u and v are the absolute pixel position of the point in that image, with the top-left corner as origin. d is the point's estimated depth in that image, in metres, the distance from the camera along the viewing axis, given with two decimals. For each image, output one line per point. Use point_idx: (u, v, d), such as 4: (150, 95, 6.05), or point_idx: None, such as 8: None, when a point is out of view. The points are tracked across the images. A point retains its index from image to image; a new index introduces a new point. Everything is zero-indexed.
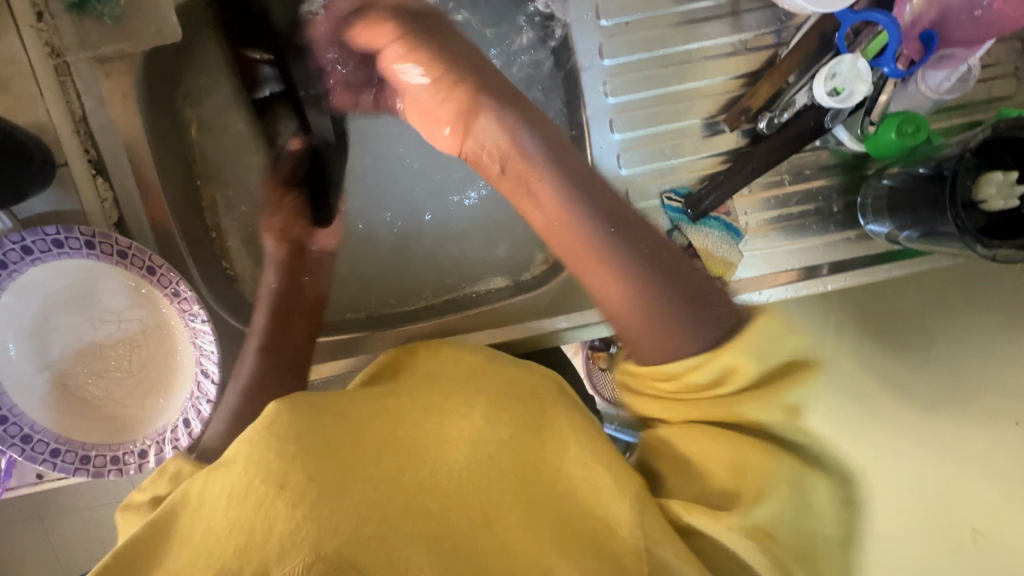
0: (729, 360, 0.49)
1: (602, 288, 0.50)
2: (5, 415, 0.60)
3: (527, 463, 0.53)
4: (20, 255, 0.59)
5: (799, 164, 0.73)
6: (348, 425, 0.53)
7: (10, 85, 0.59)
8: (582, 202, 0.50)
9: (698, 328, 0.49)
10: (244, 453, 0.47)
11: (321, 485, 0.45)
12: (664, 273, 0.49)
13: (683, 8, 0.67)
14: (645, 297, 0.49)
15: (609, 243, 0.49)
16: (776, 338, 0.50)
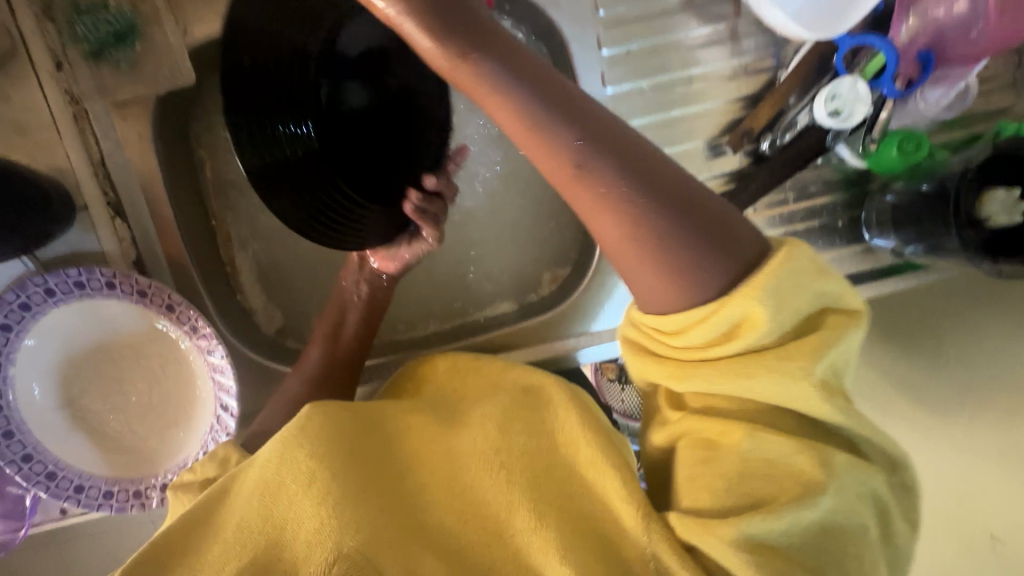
0: (741, 310, 0.42)
1: (590, 216, 0.43)
2: (29, 453, 0.61)
3: (537, 464, 0.54)
4: (44, 297, 0.61)
5: (802, 182, 0.73)
6: (372, 433, 0.56)
7: (31, 133, 0.60)
8: (554, 127, 0.42)
9: (701, 260, 0.43)
10: (278, 452, 0.51)
11: (343, 483, 0.50)
12: (658, 197, 0.42)
13: (683, 34, 0.68)
14: (638, 229, 0.42)
15: (587, 166, 0.42)
16: (796, 282, 0.43)
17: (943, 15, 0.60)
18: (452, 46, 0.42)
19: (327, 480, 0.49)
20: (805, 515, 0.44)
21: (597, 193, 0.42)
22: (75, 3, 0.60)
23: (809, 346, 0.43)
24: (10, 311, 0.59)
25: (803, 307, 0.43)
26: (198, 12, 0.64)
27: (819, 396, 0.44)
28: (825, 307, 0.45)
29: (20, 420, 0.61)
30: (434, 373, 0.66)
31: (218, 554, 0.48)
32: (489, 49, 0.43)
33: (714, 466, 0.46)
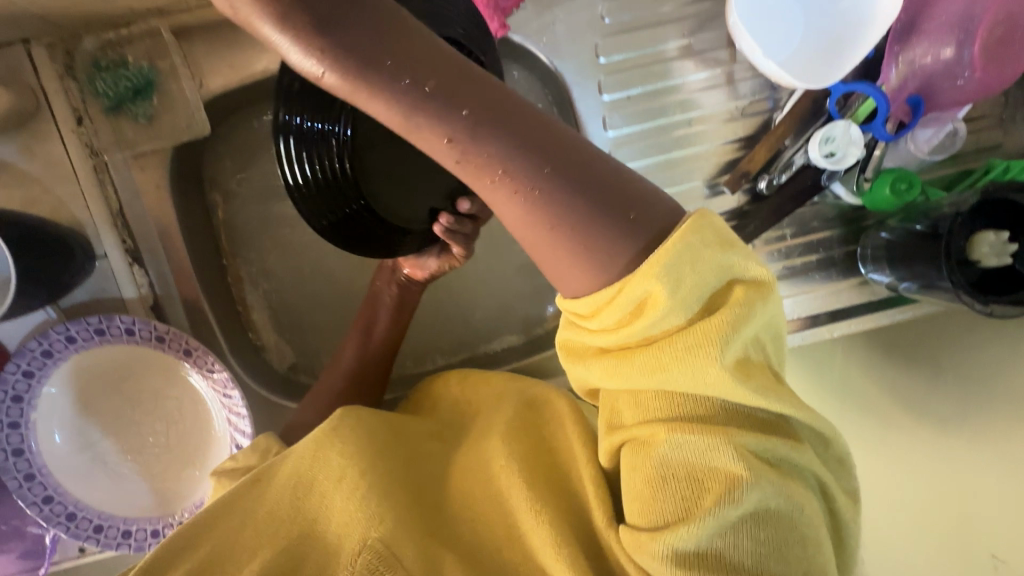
0: (641, 289, 0.41)
1: (496, 204, 0.41)
2: (50, 495, 0.63)
3: (540, 470, 0.55)
4: (64, 343, 0.63)
5: (802, 218, 0.75)
6: (397, 439, 0.59)
7: (52, 186, 0.62)
8: (434, 112, 0.36)
9: (611, 241, 0.41)
10: (313, 446, 0.54)
11: (371, 482, 0.53)
12: (552, 177, 0.40)
13: (681, 79, 0.70)
14: (533, 213, 0.41)
15: (481, 161, 0.39)
16: (695, 254, 0.41)
17: (932, 62, 0.63)
18: (319, 49, 0.33)
19: (355, 475, 0.53)
20: (730, 515, 0.43)
21: (486, 182, 0.40)
22: (97, 62, 0.64)
23: (718, 327, 0.41)
24: (33, 358, 0.62)
25: (707, 280, 0.41)
26: (213, 64, 0.66)
27: (734, 380, 0.43)
28: (733, 279, 0.43)
29: (41, 462, 0.63)
30: (450, 386, 0.69)
31: (250, 537, 0.52)
32: (350, 31, 0.34)
33: (637, 470, 0.46)
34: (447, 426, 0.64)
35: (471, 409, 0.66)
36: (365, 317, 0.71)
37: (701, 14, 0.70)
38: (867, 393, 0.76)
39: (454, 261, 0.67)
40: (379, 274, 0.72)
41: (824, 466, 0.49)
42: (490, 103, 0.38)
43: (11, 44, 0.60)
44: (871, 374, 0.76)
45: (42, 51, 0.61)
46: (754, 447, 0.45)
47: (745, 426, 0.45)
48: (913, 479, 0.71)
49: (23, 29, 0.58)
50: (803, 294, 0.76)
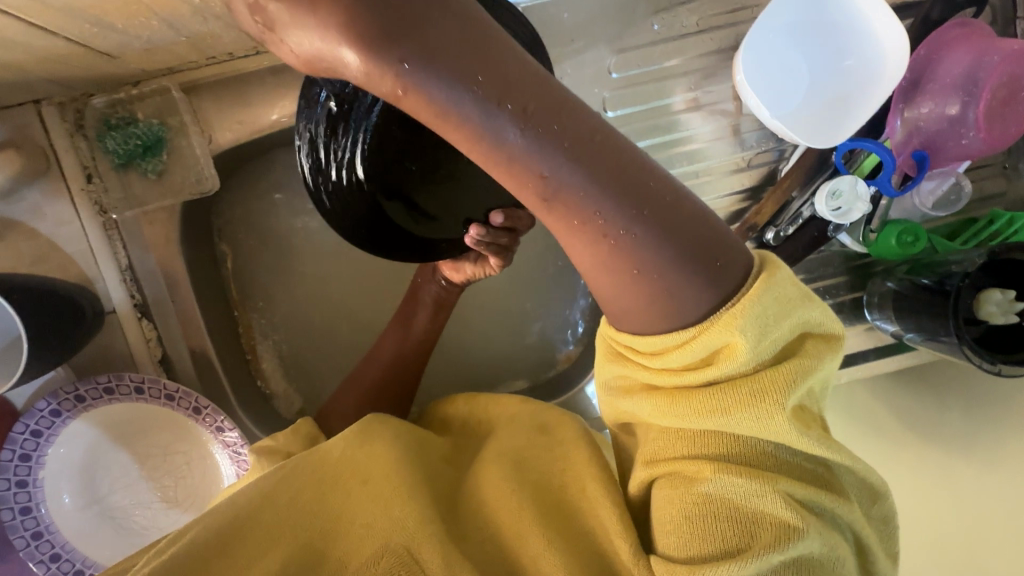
0: (721, 337, 0.41)
1: (573, 243, 0.42)
2: (58, 553, 0.62)
3: (547, 485, 0.54)
4: (74, 403, 0.62)
5: (809, 264, 0.75)
6: (418, 450, 0.57)
7: (62, 244, 0.62)
8: (527, 148, 0.37)
9: (680, 290, 0.41)
10: (339, 448, 0.54)
11: (401, 482, 0.51)
12: (637, 217, 0.40)
13: (688, 131, 0.71)
14: (613, 253, 0.41)
15: (563, 200, 0.39)
16: (783, 308, 0.41)
17: (937, 121, 0.64)
18: (413, 76, 0.34)
19: (382, 478, 0.51)
20: (774, 558, 0.41)
21: (575, 221, 0.40)
22: (107, 121, 0.64)
23: (784, 378, 0.42)
24: (41, 418, 0.61)
25: (786, 335, 0.42)
26: (222, 120, 0.67)
27: (794, 430, 0.43)
28: (807, 332, 0.44)
29: (49, 521, 0.63)
30: (455, 407, 0.69)
31: (261, 539, 0.48)
32: (451, 59, 0.34)
33: (675, 506, 0.44)
34: (460, 450, 0.62)
35: (483, 429, 0.65)
36: (405, 314, 0.69)
37: (706, 67, 0.70)
38: (884, 421, 0.79)
39: (489, 269, 0.60)
40: (421, 271, 0.69)
41: (859, 542, 0.47)
42: (579, 140, 0.38)
43: (22, 104, 0.59)
44: (887, 402, 0.79)
45: (53, 110, 0.61)
46: (800, 497, 0.44)
47: (790, 474, 0.45)
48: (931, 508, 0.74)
49: (35, 92, 0.58)
50: None
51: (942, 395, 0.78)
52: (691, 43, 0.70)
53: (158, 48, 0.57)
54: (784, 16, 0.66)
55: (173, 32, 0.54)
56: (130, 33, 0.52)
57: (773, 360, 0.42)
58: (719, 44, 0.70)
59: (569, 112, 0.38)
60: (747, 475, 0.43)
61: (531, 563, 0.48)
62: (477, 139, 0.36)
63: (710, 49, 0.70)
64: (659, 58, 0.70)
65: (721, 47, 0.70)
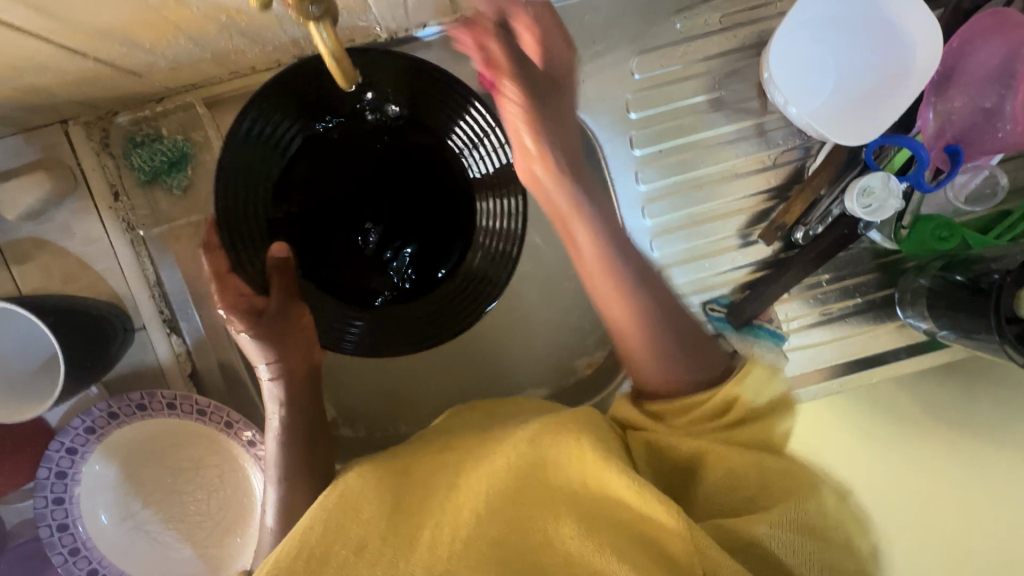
0: (728, 394, 0.57)
1: (621, 314, 0.61)
2: (96, 568, 0.64)
3: (554, 484, 0.56)
4: (107, 420, 0.63)
5: (837, 263, 0.75)
6: (414, 480, 0.60)
7: (94, 263, 0.63)
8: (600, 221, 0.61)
9: (690, 362, 0.60)
10: (320, 517, 0.53)
11: (393, 539, 0.53)
12: (663, 308, 0.61)
13: (714, 132, 0.70)
14: (647, 318, 0.60)
15: (617, 262, 0.60)
16: (761, 385, 0.58)
17: (971, 114, 0.64)
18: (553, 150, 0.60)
19: (378, 540, 0.53)
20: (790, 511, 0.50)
21: (622, 286, 0.60)
22: (132, 138, 0.63)
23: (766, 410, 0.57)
24: (77, 436, 0.62)
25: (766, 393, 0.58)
26: None
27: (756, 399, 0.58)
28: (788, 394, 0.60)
29: (86, 536, 0.64)
30: (471, 417, 0.70)
31: None
32: (567, 153, 0.61)
33: (710, 478, 0.54)
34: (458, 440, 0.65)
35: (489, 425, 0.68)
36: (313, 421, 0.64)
37: (729, 66, 0.69)
38: (899, 407, 0.76)
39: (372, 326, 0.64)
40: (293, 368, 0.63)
41: None
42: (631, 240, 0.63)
43: (49, 125, 0.60)
44: (904, 392, 0.77)
45: (79, 129, 0.61)
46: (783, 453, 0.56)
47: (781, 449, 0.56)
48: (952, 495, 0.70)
49: (60, 113, 0.58)
50: (846, 338, 0.76)
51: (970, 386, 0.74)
52: (714, 42, 0.69)
53: (183, 64, 0.57)
54: (811, 10, 0.65)
55: (198, 48, 0.54)
56: (157, 51, 0.52)
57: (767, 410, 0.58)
58: (742, 41, 0.69)
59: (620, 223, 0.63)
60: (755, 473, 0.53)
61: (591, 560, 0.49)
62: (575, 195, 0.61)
63: (733, 47, 0.69)
64: (682, 58, 0.69)
65: (746, 45, 0.69)
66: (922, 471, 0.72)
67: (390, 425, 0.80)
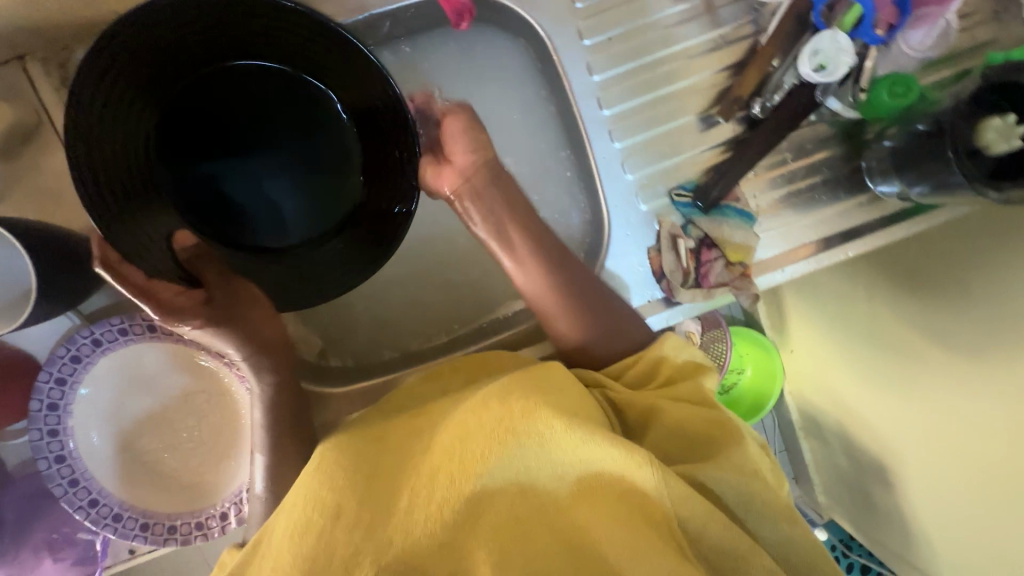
0: (655, 352, 0.63)
1: (549, 302, 0.65)
2: (96, 498, 0.65)
3: (530, 446, 0.51)
4: (91, 347, 0.64)
5: (799, 140, 0.74)
6: (390, 449, 0.58)
7: (63, 196, 0.64)
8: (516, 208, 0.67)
9: (611, 337, 0.65)
10: (300, 492, 0.53)
11: (367, 510, 0.52)
12: (574, 274, 0.66)
13: (661, 15, 0.71)
14: (576, 297, 0.65)
15: (536, 249, 0.66)
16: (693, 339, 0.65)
17: None
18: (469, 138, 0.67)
19: (355, 507, 0.52)
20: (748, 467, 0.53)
21: (549, 263, 0.66)
22: None
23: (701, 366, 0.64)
24: (64, 365, 0.64)
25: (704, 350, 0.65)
26: None
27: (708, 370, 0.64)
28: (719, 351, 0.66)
29: (84, 467, 0.65)
30: (450, 380, 0.67)
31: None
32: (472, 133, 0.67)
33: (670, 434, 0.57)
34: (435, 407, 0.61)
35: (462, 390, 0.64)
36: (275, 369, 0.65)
37: None
38: (898, 329, 0.86)
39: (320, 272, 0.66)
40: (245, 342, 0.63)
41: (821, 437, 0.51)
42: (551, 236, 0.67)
43: (8, 62, 0.62)
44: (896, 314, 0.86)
45: (37, 65, 0.63)
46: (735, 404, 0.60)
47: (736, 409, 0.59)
48: (952, 400, 0.78)
49: (15, 45, 0.60)
50: (820, 216, 0.74)
51: (943, 292, 0.79)
52: None
53: None
54: None
55: None
56: None
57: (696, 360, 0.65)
58: None
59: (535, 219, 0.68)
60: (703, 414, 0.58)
61: (596, 542, 0.49)
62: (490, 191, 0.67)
63: None
64: None
65: None
66: (915, 386, 0.84)
67: (375, 350, 0.82)
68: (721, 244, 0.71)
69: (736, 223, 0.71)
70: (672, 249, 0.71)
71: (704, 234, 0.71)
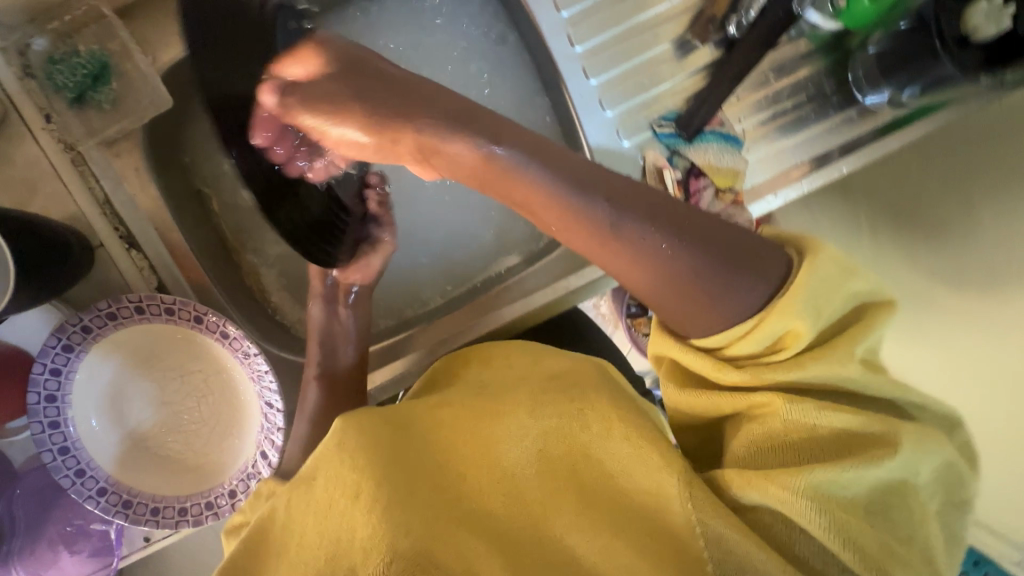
0: (779, 321, 0.46)
1: (623, 271, 0.49)
2: (105, 487, 0.63)
3: (566, 451, 0.54)
4: (82, 335, 0.63)
5: (780, 60, 0.72)
6: (414, 437, 0.55)
7: (39, 187, 0.63)
8: (535, 168, 0.49)
9: (727, 290, 0.47)
10: (324, 468, 0.51)
11: (387, 489, 0.49)
12: (656, 230, 0.47)
13: None
14: (667, 262, 0.47)
15: (589, 217, 0.47)
16: (829, 287, 0.47)
17: None
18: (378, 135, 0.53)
19: (374, 490, 0.48)
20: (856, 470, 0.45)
21: (608, 240, 0.48)
22: (51, 57, 0.64)
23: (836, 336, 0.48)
24: (57, 355, 0.62)
25: (840, 307, 0.48)
26: (161, 40, 0.68)
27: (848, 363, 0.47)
28: (861, 303, 0.49)
29: (89, 457, 0.64)
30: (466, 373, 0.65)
31: (297, 552, 0.48)
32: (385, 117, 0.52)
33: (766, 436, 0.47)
34: (460, 399, 0.60)
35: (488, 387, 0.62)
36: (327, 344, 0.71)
37: None
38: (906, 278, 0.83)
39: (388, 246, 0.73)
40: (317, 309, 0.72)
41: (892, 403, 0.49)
42: (608, 183, 0.49)
43: None
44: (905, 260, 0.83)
45: None
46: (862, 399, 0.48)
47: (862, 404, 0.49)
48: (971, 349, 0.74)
49: None
50: (810, 134, 0.72)
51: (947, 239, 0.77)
52: None
53: None
54: None
55: None
56: None
57: (832, 333, 0.48)
58: None
59: (573, 160, 0.50)
60: (801, 434, 0.46)
61: (597, 556, 0.48)
62: (500, 163, 0.49)
63: None
64: None
65: None
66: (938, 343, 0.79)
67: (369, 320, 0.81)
68: (709, 171, 0.68)
69: (722, 148, 0.69)
70: (659, 181, 0.69)
71: (690, 163, 0.69)
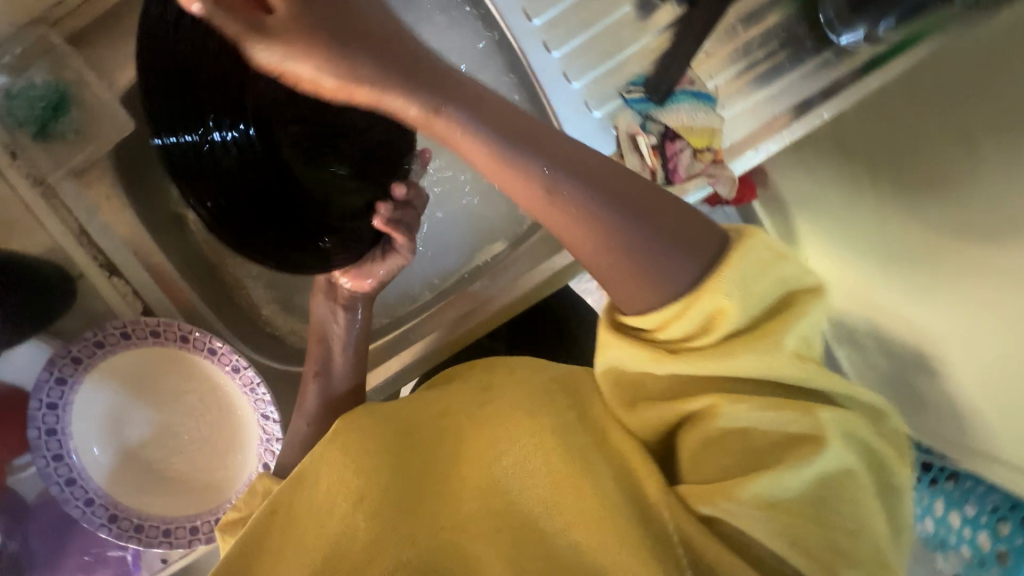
0: (708, 304, 0.45)
1: (569, 236, 0.47)
2: (114, 514, 0.63)
3: (572, 448, 0.51)
4: (73, 365, 0.63)
5: (747, 9, 0.69)
6: (417, 443, 0.55)
7: (13, 225, 0.63)
8: (474, 135, 0.44)
9: (664, 262, 0.46)
10: (325, 472, 0.52)
11: (384, 494, 0.50)
12: (597, 198, 0.45)
13: None
14: (600, 230, 0.46)
15: (535, 179, 0.45)
16: (759, 270, 0.45)
17: None
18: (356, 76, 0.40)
19: (379, 494, 0.50)
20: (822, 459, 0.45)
21: (546, 203, 0.45)
22: (8, 92, 0.63)
23: (773, 324, 0.46)
24: (51, 389, 0.62)
25: (766, 292, 0.46)
26: (117, 63, 0.68)
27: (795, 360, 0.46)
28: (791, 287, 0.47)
29: (96, 486, 0.64)
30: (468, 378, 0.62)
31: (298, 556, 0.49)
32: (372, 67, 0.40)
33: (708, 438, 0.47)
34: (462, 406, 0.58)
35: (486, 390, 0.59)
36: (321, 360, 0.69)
37: None
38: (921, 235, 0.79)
39: (400, 258, 0.66)
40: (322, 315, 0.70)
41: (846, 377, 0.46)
42: (555, 151, 0.45)
43: None
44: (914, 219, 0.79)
45: None
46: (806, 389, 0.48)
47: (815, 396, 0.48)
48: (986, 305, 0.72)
49: None
50: (787, 84, 0.69)
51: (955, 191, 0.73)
52: None
53: None
54: None
55: None
56: None
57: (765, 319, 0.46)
58: None
59: (522, 121, 0.46)
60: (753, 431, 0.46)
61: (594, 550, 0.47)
62: (449, 126, 0.43)
63: None
64: None
65: None
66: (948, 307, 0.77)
67: None
68: (684, 133, 0.66)
69: (695, 107, 0.66)
70: (634, 149, 0.67)
71: (664, 127, 0.67)
